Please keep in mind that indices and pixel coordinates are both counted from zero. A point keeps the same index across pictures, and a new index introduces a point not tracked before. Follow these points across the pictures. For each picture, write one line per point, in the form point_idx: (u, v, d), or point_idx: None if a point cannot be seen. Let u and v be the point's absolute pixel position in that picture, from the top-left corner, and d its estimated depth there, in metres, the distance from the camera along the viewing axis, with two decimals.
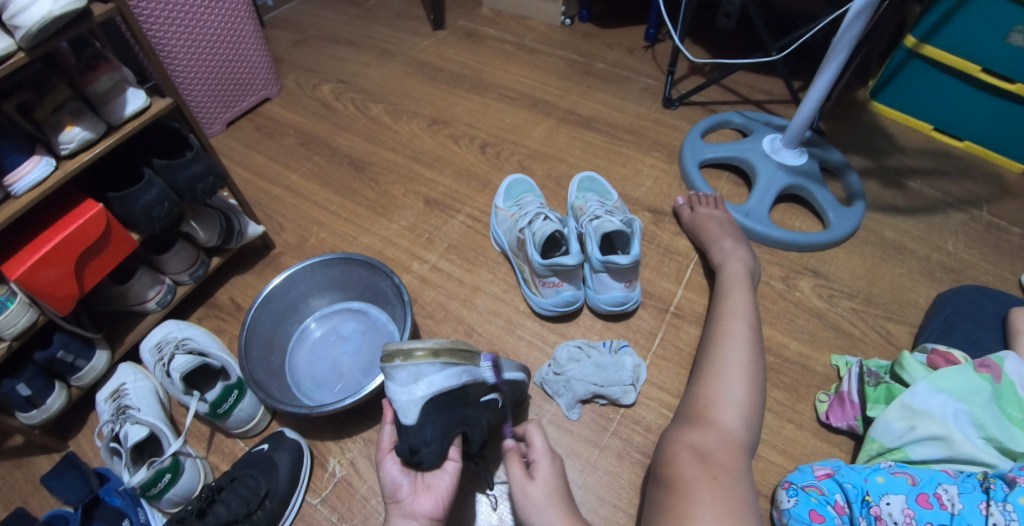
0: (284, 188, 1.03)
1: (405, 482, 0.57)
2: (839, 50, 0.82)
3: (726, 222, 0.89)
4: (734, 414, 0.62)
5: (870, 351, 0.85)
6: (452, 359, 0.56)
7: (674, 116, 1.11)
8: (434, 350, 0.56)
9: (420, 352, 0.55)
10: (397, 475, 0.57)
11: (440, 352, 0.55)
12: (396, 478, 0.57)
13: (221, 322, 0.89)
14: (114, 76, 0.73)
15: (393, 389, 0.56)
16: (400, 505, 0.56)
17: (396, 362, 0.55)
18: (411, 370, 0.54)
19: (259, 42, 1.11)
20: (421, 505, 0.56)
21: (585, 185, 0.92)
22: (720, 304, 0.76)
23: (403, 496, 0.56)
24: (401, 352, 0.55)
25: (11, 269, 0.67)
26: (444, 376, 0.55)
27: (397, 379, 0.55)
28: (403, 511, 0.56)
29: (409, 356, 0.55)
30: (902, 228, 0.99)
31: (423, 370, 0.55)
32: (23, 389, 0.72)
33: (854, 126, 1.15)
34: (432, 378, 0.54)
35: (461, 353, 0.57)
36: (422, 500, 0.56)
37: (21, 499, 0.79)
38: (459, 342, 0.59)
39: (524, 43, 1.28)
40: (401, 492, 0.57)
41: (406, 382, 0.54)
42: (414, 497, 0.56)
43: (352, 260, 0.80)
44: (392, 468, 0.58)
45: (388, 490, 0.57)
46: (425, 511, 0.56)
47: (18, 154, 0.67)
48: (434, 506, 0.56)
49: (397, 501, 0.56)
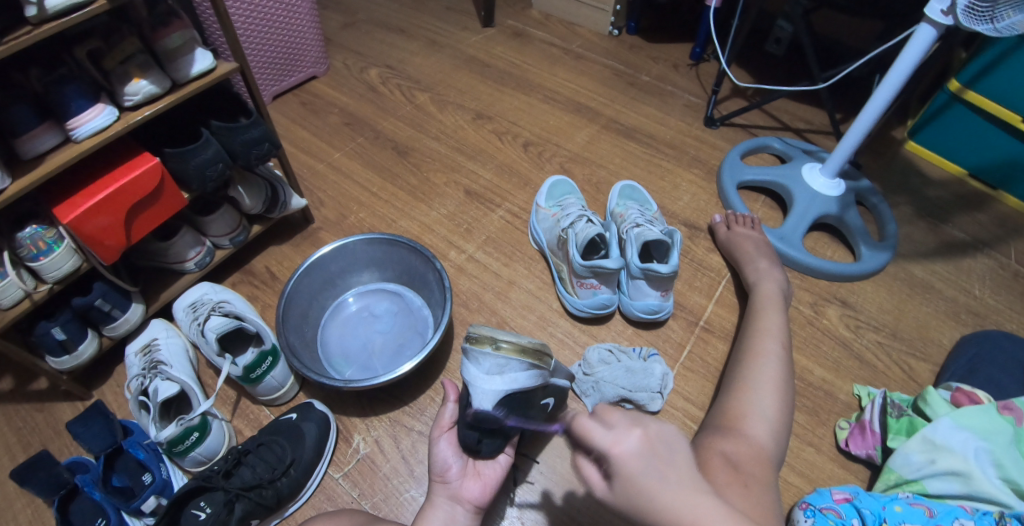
0: (327, 164, 1.04)
1: (455, 465, 0.61)
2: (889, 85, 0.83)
3: (762, 244, 0.90)
4: (765, 429, 0.63)
5: (892, 384, 0.86)
6: (535, 361, 0.56)
7: (715, 135, 1.12)
8: (521, 347, 0.55)
9: (508, 345, 0.54)
10: (450, 457, 0.62)
11: (526, 351, 0.55)
12: (447, 459, 0.61)
13: (255, 289, 0.90)
14: (185, 35, 0.74)
15: (471, 372, 0.55)
16: (448, 486, 0.60)
17: (485, 349, 0.54)
18: (498, 360, 0.54)
19: (313, 20, 1.12)
20: (469, 491, 0.61)
21: (626, 193, 0.93)
22: (754, 322, 0.77)
23: (451, 478, 0.61)
24: (490, 340, 0.55)
25: (63, 213, 0.67)
26: (525, 376, 0.55)
27: (481, 365, 0.54)
28: (449, 493, 0.60)
29: (497, 346, 0.55)
30: (931, 268, 1.01)
31: (509, 364, 0.54)
32: (58, 333, 0.73)
33: (888, 165, 1.17)
34: (516, 374, 0.54)
35: (542, 357, 0.58)
36: (469, 486, 0.61)
37: (41, 442, 0.79)
38: (541, 345, 0.59)
39: (572, 48, 1.30)
40: (450, 473, 0.61)
41: (491, 372, 0.54)
42: (462, 481, 0.61)
43: (395, 242, 0.81)
44: (446, 448, 0.62)
45: (439, 469, 0.61)
46: (470, 497, 0.61)
47: (83, 100, 0.68)
48: (480, 494, 0.61)
49: (444, 482, 0.61)
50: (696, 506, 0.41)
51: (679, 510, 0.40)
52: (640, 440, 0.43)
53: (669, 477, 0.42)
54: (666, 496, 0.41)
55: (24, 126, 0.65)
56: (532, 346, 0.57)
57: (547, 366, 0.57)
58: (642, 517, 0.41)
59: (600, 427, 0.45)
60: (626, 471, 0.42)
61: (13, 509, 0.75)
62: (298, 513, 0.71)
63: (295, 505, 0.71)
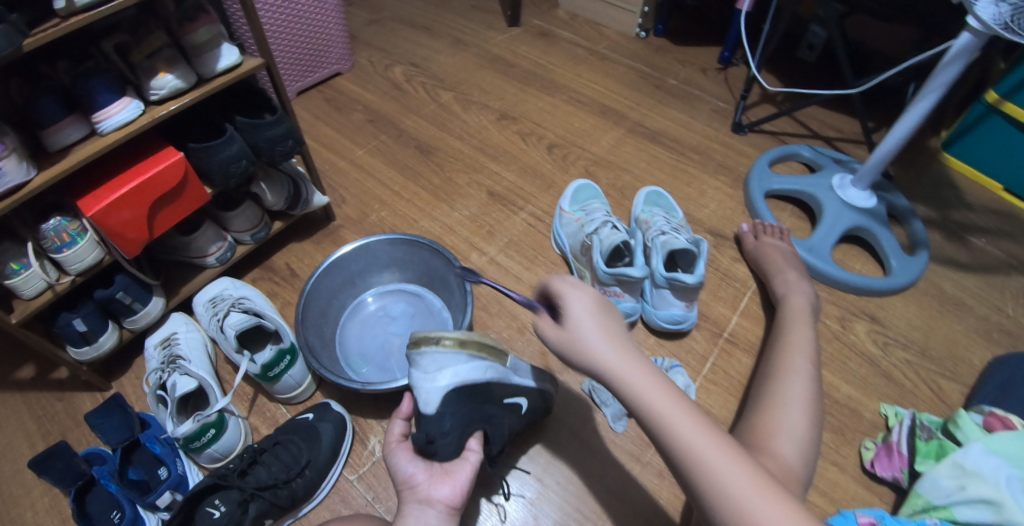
0: (349, 162, 1.03)
1: (418, 470, 0.55)
2: (927, 95, 0.80)
3: (791, 254, 0.87)
4: (795, 449, 0.61)
5: (921, 404, 0.83)
6: (479, 352, 0.53)
7: (743, 141, 1.09)
8: (462, 340, 0.52)
9: (449, 341, 0.51)
10: (408, 465, 0.55)
11: (467, 344, 0.52)
12: (406, 467, 0.55)
13: (275, 286, 0.89)
14: (211, 30, 0.73)
15: (416, 377, 0.53)
16: (415, 491, 0.54)
17: (423, 348, 0.52)
18: (437, 357, 0.51)
19: (338, 16, 1.10)
20: (438, 491, 0.53)
21: (652, 199, 0.91)
22: (782, 338, 0.75)
23: (417, 482, 0.54)
24: (427, 339, 0.52)
25: (88, 206, 0.67)
26: (469, 368, 0.52)
27: (422, 367, 0.52)
28: (417, 498, 0.53)
29: (437, 344, 0.51)
30: (963, 284, 0.98)
31: (448, 360, 0.51)
32: (79, 325, 0.73)
33: (921, 177, 1.14)
34: (457, 368, 0.52)
35: (489, 348, 0.54)
36: (438, 486, 0.53)
37: (60, 431, 0.81)
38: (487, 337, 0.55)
39: (597, 49, 1.27)
40: (415, 478, 0.54)
41: (430, 370, 0.52)
42: (430, 483, 0.54)
43: (417, 243, 0.80)
44: (401, 457, 0.56)
45: (401, 479, 0.55)
46: (442, 498, 0.53)
47: (109, 93, 0.68)
48: (452, 494, 0.53)
49: (411, 488, 0.54)
50: (633, 364, 0.46)
51: (618, 361, 0.46)
52: (597, 297, 0.48)
53: (614, 333, 0.47)
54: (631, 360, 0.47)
55: (50, 119, 0.65)
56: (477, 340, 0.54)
57: (494, 356, 0.54)
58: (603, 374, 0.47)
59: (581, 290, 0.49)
60: (579, 318, 0.47)
61: (30, 496, 0.76)
62: (312, 515, 0.71)
63: (309, 506, 0.71)
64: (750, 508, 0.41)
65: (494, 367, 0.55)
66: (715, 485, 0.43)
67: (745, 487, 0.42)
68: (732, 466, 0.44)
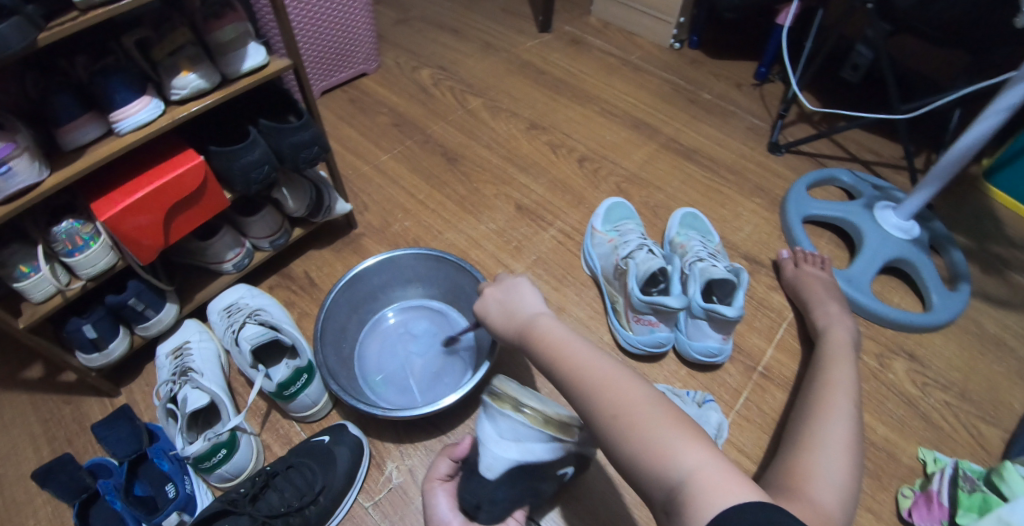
0: (372, 167, 1.00)
1: (454, 523, 0.57)
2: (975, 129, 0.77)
3: (832, 286, 0.83)
4: (833, 494, 0.52)
5: (961, 450, 0.79)
6: (558, 434, 0.52)
7: (779, 162, 1.05)
8: (544, 418, 0.51)
9: (532, 413, 0.50)
10: (447, 512, 0.58)
11: (549, 424, 0.51)
12: (446, 517, 0.58)
13: (292, 295, 0.86)
14: (238, 28, 0.69)
15: (485, 432, 0.52)
16: None
17: (505, 410, 0.51)
18: (515, 426, 0.50)
19: (367, 15, 1.07)
20: None
21: (687, 222, 0.87)
22: (822, 374, 0.69)
23: None
24: (512, 401, 0.51)
25: (102, 209, 0.64)
26: (544, 449, 0.51)
27: (496, 425, 0.51)
28: None
29: (518, 411, 0.50)
30: (1005, 323, 0.94)
31: (525, 435, 0.51)
32: (89, 331, 0.69)
33: (962, 205, 1.10)
34: (532, 445, 0.51)
35: (568, 429, 0.53)
36: None
37: (66, 437, 0.78)
38: (569, 415, 0.54)
39: (630, 59, 1.23)
40: None
41: (505, 436, 0.51)
42: None
43: (443, 259, 0.77)
44: (442, 501, 0.59)
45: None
46: None
47: (129, 91, 0.64)
48: None
49: None
50: (530, 322, 0.52)
51: (511, 323, 0.54)
52: (497, 281, 0.58)
53: (510, 304, 0.55)
54: (549, 332, 0.50)
55: (67, 116, 0.61)
56: (559, 417, 0.53)
57: (571, 439, 0.53)
58: (532, 351, 0.51)
59: (499, 292, 0.57)
60: (483, 302, 0.57)
61: (32, 505, 0.72)
62: None
63: None
64: (668, 447, 0.39)
65: (568, 449, 0.53)
66: (633, 434, 0.41)
67: (659, 426, 0.41)
68: (651, 409, 0.42)
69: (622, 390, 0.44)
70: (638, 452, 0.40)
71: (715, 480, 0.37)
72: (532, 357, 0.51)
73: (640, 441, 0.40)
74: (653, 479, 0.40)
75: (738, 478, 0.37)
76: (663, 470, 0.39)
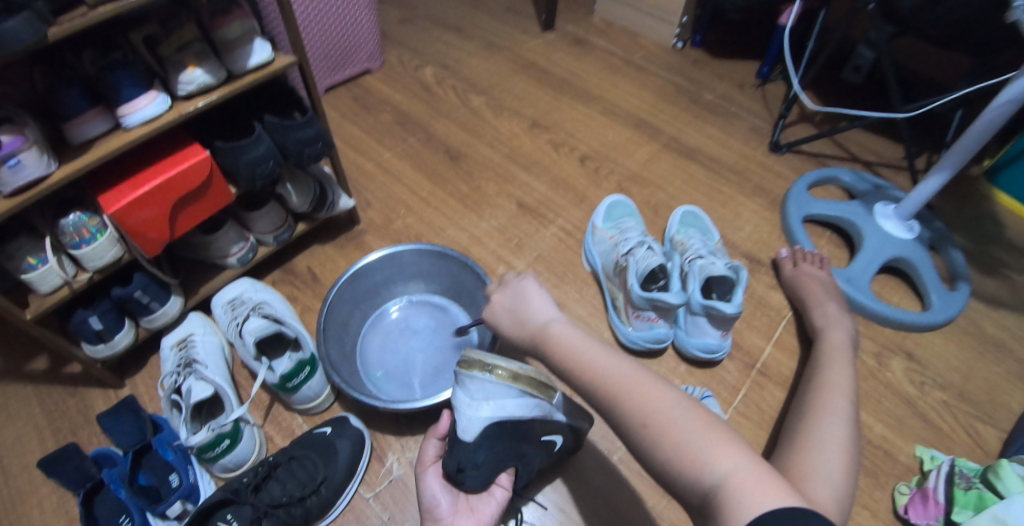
0: (376, 164, 1.00)
1: (444, 500, 0.56)
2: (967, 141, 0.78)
3: (831, 285, 0.84)
4: (833, 494, 0.51)
5: (958, 449, 0.80)
6: (529, 388, 0.52)
7: (780, 162, 1.06)
8: (514, 374, 0.51)
9: (501, 371, 0.50)
10: (437, 492, 0.56)
11: (519, 378, 0.51)
12: (436, 494, 0.56)
13: (295, 290, 0.87)
14: (245, 25, 0.70)
15: (459, 398, 0.52)
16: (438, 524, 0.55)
17: (473, 372, 0.50)
18: (486, 385, 0.50)
19: (371, 13, 1.07)
20: None
21: (687, 220, 0.88)
22: (820, 374, 0.69)
23: (441, 515, 0.55)
24: (480, 363, 0.50)
25: (108, 203, 0.65)
26: (517, 404, 0.51)
27: (468, 389, 0.51)
28: None
29: (489, 371, 0.50)
30: (1004, 323, 0.94)
31: (496, 392, 0.50)
32: (94, 323, 0.70)
33: (963, 206, 1.10)
34: (503, 401, 0.51)
35: (539, 385, 0.53)
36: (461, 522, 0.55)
37: (71, 429, 0.79)
38: (539, 372, 0.54)
39: (633, 59, 1.24)
40: (439, 510, 0.55)
41: (476, 396, 0.50)
42: (453, 517, 0.55)
43: (445, 255, 0.77)
44: (432, 482, 0.57)
45: (427, 506, 0.56)
46: None
47: (136, 86, 0.65)
48: None
49: (434, 519, 0.55)
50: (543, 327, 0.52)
51: (523, 331, 0.54)
52: (503, 286, 0.58)
53: (520, 310, 0.55)
54: (561, 337, 0.50)
55: (74, 111, 0.62)
56: (529, 374, 0.53)
57: (543, 394, 0.54)
58: (548, 358, 0.51)
59: (507, 299, 0.57)
60: (492, 313, 0.57)
61: (37, 494, 0.73)
62: None
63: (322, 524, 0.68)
64: (700, 452, 0.39)
65: (544, 407, 0.55)
66: (662, 439, 0.41)
67: (690, 432, 0.40)
68: (679, 413, 0.41)
69: (643, 394, 0.43)
70: (670, 458, 0.40)
71: (752, 483, 0.36)
72: (549, 365, 0.50)
73: (671, 447, 0.40)
74: (688, 484, 0.39)
75: (774, 478, 0.37)
76: (697, 475, 0.39)
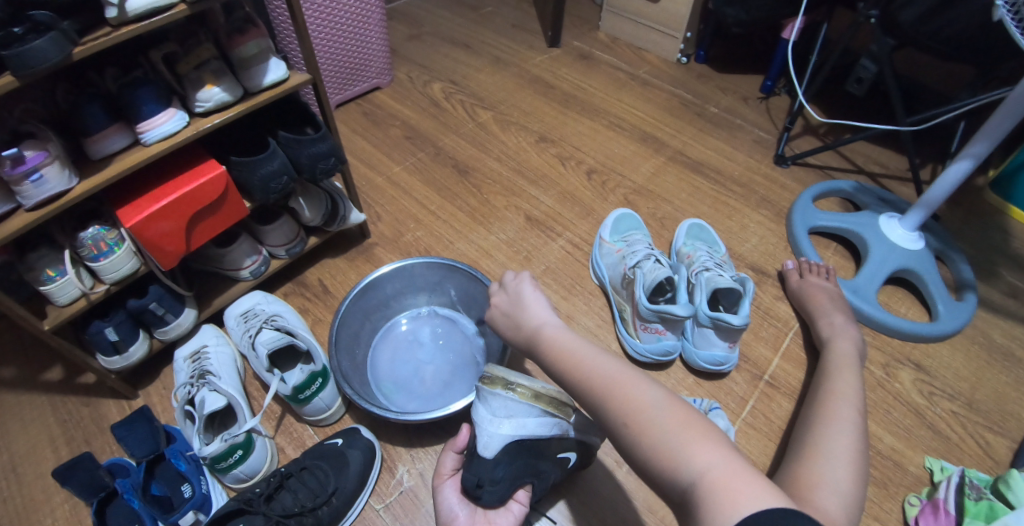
0: (385, 179, 1.02)
1: (462, 514, 0.57)
2: (982, 139, 0.77)
3: (837, 296, 0.84)
4: (839, 500, 0.51)
5: (968, 460, 0.79)
6: (550, 408, 0.54)
7: (785, 175, 1.07)
8: (535, 393, 0.54)
9: (522, 389, 0.53)
10: (455, 505, 0.58)
11: (540, 397, 0.54)
12: (453, 507, 0.58)
13: (306, 302, 0.88)
14: (261, 43, 0.72)
15: (480, 414, 0.54)
16: None
17: (496, 389, 0.53)
18: (507, 403, 0.53)
19: (381, 30, 1.10)
20: None
21: (694, 233, 0.89)
22: (826, 384, 0.70)
23: None
24: (502, 381, 0.53)
25: (127, 216, 0.66)
26: (537, 422, 0.53)
27: (490, 407, 0.53)
28: None
29: (509, 388, 0.53)
30: (1013, 334, 0.94)
31: (517, 409, 0.53)
32: (111, 334, 0.72)
33: (969, 216, 1.11)
34: (525, 420, 0.53)
35: (558, 404, 0.56)
36: None
37: (84, 438, 0.80)
38: (559, 392, 0.57)
39: (638, 74, 1.26)
40: (456, 523, 0.57)
41: (498, 413, 0.53)
42: None
43: (455, 268, 0.79)
44: (450, 495, 0.59)
45: (445, 518, 0.58)
46: None
47: (156, 103, 0.66)
48: None
49: None
50: (539, 332, 0.54)
51: (521, 335, 0.56)
52: (501, 290, 0.60)
53: (518, 315, 0.57)
54: (555, 342, 0.53)
55: (95, 127, 0.64)
56: (550, 393, 0.56)
57: (564, 415, 0.56)
58: (545, 361, 0.53)
59: (507, 302, 0.59)
60: (493, 317, 0.60)
61: (50, 503, 0.74)
62: None
63: None
64: (675, 450, 0.40)
65: (564, 426, 0.56)
66: (642, 438, 0.43)
67: (665, 429, 0.42)
68: (657, 414, 0.43)
69: (627, 394, 0.45)
70: (649, 456, 0.42)
71: (723, 480, 0.37)
72: (543, 367, 0.53)
73: (649, 444, 0.42)
74: (667, 480, 0.41)
75: (750, 475, 0.37)
76: (674, 472, 0.40)
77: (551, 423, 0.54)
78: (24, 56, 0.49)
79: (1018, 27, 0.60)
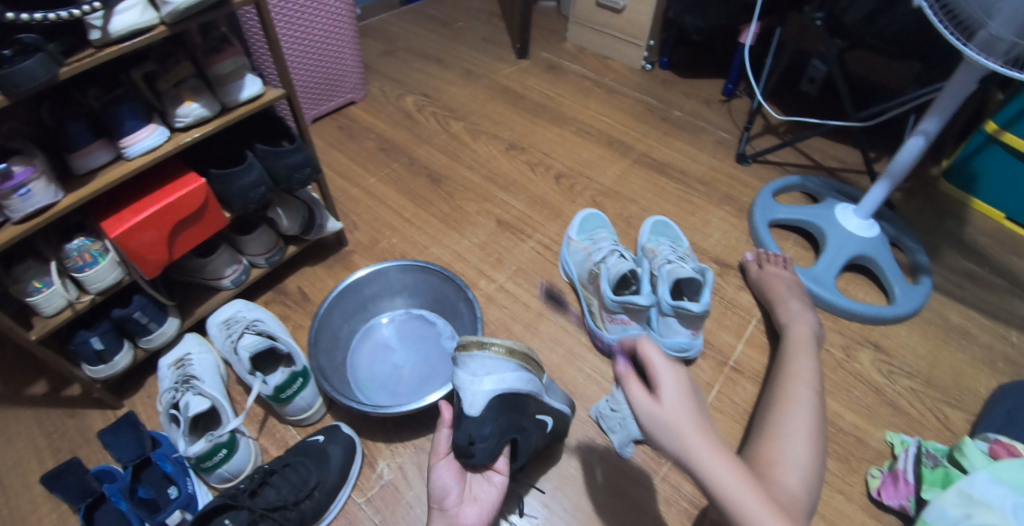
0: (361, 189, 1.06)
1: (454, 490, 0.60)
2: (933, 116, 0.81)
3: (795, 284, 0.88)
4: (799, 478, 0.54)
5: (927, 433, 0.83)
6: (523, 364, 0.59)
7: (746, 172, 1.11)
8: (509, 350, 0.59)
9: (497, 347, 0.58)
10: (449, 483, 0.60)
11: (514, 353, 0.59)
12: (447, 485, 0.60)
13: (287, 308, 0.91)
14: (237, 62, 0.76)
15: (460, 378, 0.57)
16: (446, 513, 0.58)
17: (472, 352, 0.58)
18: (485, 362, 0.57)
19: (354, 46, 1.14)
20: (466, 516, 0.58)
21: (657, 229, 0.93)
22: (785, 366, 0.73)
23: (449, 505, 0.59)
24: (477, 343, 0.58)
25: (111, 228, 0.69)
26: (515, 377, 0.57)
27: (469, 369, 0.57)
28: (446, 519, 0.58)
29: (484, 348, 0.58)
30: (967, 313, 0.98)
31: (494, 366, 0.57)
32: (95, 342, 0.74)
33: (924, 204, 1.17)
34: (503, 375, 0.56)
35: (528, 360, 0.60)
36: (467, 511, 0.59)
37: (70, 449, 0.82)
38: (528, 351, 0.62)
39: (604, 82, 1.31)
40: (449, 499, 0.59)
41: (477, 373, 0.56)
42: (460, 507, 0.59)
43: (428, 270, 0.83)
44: (444, 474, 0.60)
45: (437, 496, 0.59)
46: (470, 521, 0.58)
47: (136, 120, 0.70)
48: (480, 515, 0.59)
49: (442, 509, 0.59)
50: (713, 447, 0.44)
51: (687, 428, 0.45)
52: (675, 376, 0.49)
53: (694, 412, 0.46)
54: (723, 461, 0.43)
55: (79, 143, 0.67)
56: (520, 352, 0.60)
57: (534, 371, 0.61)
58: (694, 472, 0.44)
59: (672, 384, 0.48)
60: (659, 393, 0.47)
61: (37, 513, 0.76)
62: None
63: None
64: None
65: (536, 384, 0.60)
66: None
67: None
68: None
69: None
70: None
71: None
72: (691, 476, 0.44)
73: None
74: None
75: None
76: None
77: (526, 377, 0.58)
78: (14, 76, 0.52)
79: (937, 18, 0.66)
